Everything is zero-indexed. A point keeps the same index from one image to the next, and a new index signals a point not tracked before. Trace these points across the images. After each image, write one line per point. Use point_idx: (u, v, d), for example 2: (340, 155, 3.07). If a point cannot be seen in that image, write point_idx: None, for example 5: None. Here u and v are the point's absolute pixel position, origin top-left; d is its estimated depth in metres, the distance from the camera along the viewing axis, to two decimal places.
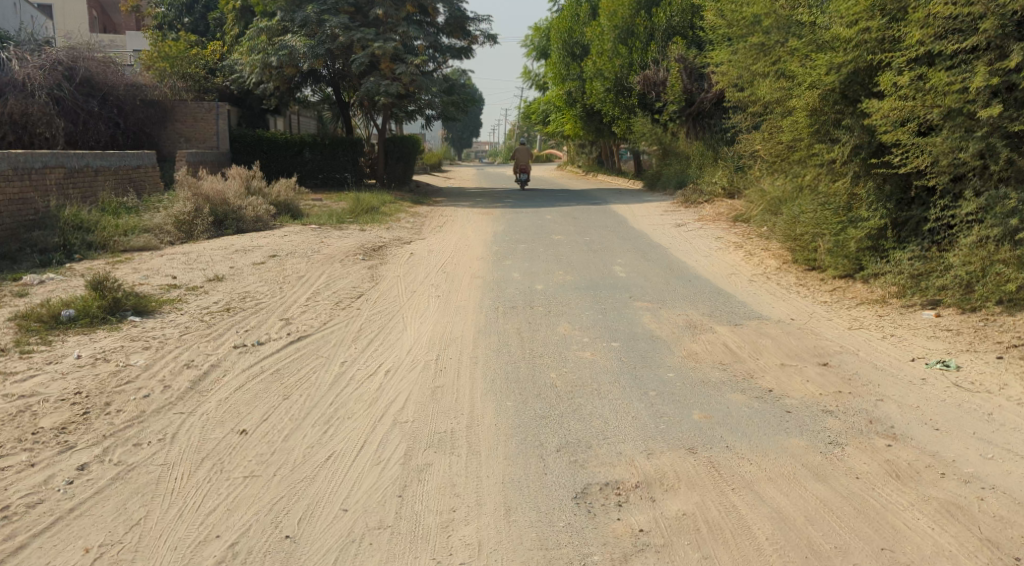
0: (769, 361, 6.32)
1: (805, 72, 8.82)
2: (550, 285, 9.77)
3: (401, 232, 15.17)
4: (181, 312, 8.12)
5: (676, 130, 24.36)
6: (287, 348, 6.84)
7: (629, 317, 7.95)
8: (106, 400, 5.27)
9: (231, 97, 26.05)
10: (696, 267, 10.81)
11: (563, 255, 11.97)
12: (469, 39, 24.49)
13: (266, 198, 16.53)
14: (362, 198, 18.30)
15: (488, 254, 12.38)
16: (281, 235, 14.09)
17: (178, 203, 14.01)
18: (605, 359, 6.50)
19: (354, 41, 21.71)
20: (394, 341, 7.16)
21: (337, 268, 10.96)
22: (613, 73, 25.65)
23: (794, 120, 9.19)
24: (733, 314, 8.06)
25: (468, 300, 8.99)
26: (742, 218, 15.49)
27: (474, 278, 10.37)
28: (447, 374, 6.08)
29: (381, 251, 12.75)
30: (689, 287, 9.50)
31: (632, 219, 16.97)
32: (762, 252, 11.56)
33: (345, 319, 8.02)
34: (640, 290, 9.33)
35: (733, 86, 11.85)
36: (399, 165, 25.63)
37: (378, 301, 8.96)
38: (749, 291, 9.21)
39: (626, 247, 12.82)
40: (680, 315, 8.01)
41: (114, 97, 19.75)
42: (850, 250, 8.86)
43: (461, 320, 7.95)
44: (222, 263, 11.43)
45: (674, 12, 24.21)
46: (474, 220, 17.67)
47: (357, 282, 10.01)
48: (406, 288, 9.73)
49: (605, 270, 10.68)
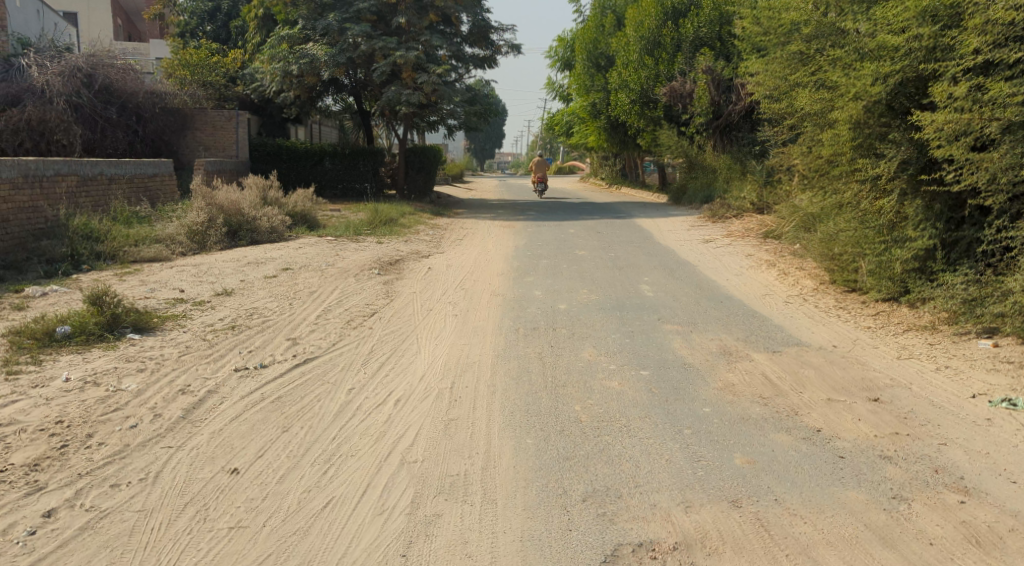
0: (814, 395, 5.77)
1: (848, 82, 8.29)
2: (573, 304, 9.28)
3: (419, 245, 14.75)
4: (183, 329, 7.70)
5: (703, 142, 23.87)
6: (292, 372, 6.39)
7: (658, 342, 7.44)
8: (88, 431, 4.84)
9: (252, 106, 25.86)
10: (727, 287, 10.27)
11: (587, 272, 11.48)
12: (493, 48, 24.13)
13: (281, 208, 16.19)
14: (381, 210, 17.92)
15: (509, 269, 11.90)
16: (296, 246, 13.69)
17: (192, 213, 13.70)
18: (634, 390, 5.97)
19: (376, 49, 21.38)
20: (406, 366, 6.68)
21: (351, 283, 10.52)
22: (638, 85, 25.00)
23: (835, 133, 8.66)
24: (769, 340, 7.52)
25: (487, 320, 8.52)
26: (772, 235, 14.93)
27: (494, 296, 9.89)
28: (462, 405, 5.60)
29: (398, 265, 12.32)
30: (721, 309, 8.96)
31: (658, 234, 16.44)
32: (796, 272, 11.01)
33: (355, 340, 7.57)
34: (669, 311, 8.81)
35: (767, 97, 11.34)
36: (421, 175, 25.14)
37: (392, 319, 8.50)
38: (786, 315, 8.67)
39: (653, 264, 12.31)
40: (713, 341, 7.48)
41: (133, 105, 19.54)
42: (895, 272, 8.30)
43: (479, 342, 7.49)
44: (232, 276, 11.03)
45: (701, 23, 23.71)
46: (495, 233, 17.23)
47: (371, 299, 9.56)
48: (421, 305, 9.27)
49: (631, 288, 10.19)
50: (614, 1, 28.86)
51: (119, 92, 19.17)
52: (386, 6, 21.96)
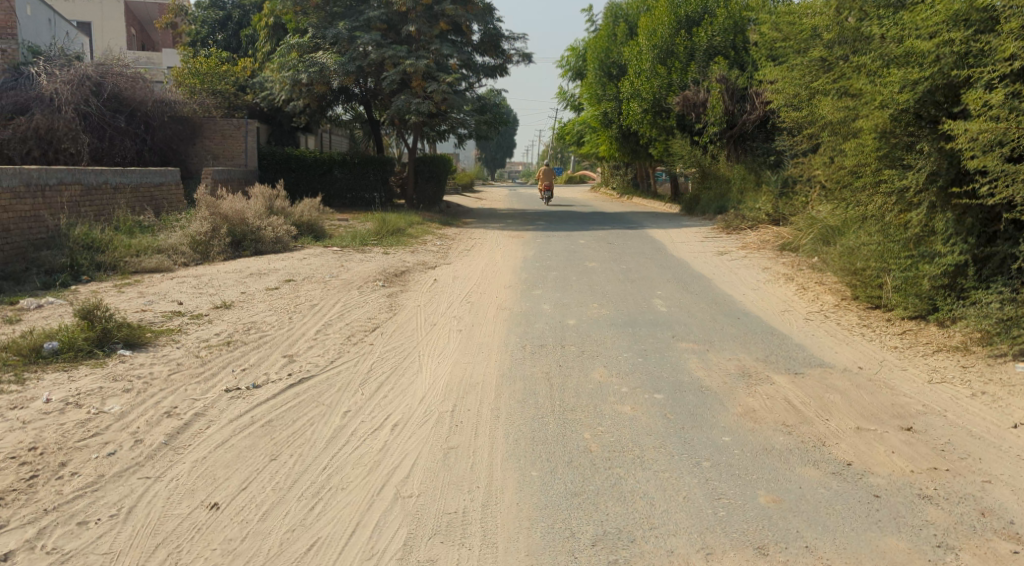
0: (841, 423, 5.40)
1: (875, 90, 7.94)
2: (584, 320, 8.91)
3: (426, 256, 14.43)
4: (177, 345, 7.37)
5: (716, 152, 23.54)
6: (286, 392, 6.05)
7: (674, 362, 7.07)
8: (61, 458, 4.50)
9: (261, 114, 25.67)
10: (744, 302, 9.89)
11: (598, 285, 11.13)
12: (504, 57, 23.84)
13: (287, 217, 15.92)
14: (389, 219, 17.63)
15: (517, 282, 11.56)
16: (301, 257, 13.40)
17: (196, 223, 13.44)
18: (647, 416, 5.59)
19: (385, 58, 21.11)
20: (406, 387, 6.33)
21: (354, 295, 10.21)
22: (651, 94, 24.49)
23: (860, 142, 8.30)
24: (791, 361, 7.14)
25: (494, 336, 8.15)
26: (789, 247, 14.55)
27: (502, 310, 9.55)
28: (463, 431, 5.24)
29: (403, 276, 12.01)
30: (740, 326, 8.57)
31: (671, 246, 16.08)
32: (816, 286, 10.63)
33: (355, 357, 7.21)
34: (685, 328, 8.42)
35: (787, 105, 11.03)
36: (430, 185, 24.82)
37: (394, 335, 8.17)
38: (806, 333, 8.30)
39: (666, 276, 11.94)
40: (732, 361, 7.10)
41: (142, 113, 19.34)
42: (923, 289, 7.94)
43: (485, 360, 7.12)
44: (233, 288, 10.73)
45: (715, 32, 23.52)
46: (504, 243, 16.89)
47: (373, 313, 9.23)
48: (425, 320, 8.93)
49: (644, 303, 9.83)
50: (626, 10, 28.47)
51: (128, 100, 18.97)
52: (397, 14, 21.74)
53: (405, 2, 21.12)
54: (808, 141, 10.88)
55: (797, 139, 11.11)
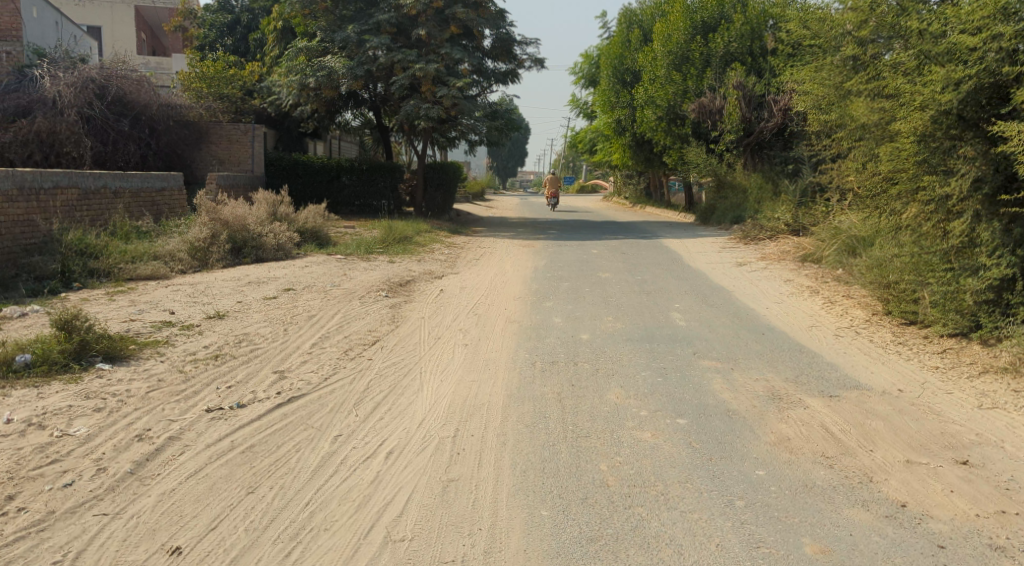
0: (888, 454, 4.85)
1: (914, 90, 7.44)
2: (598, 334, 8.37)
3: (433, 265, 13.93)
4: (161, 359, 6.84)
5: (732, 161, 23.05)
6: (273, 414, 5.52)
7: (696, 381, 6.52)
8: (9, 491, 3.99)
9: (268, 119, 25.28)
10: (768, 317, 9.31)
11: (612, 297, 10.60)
12: (516, 62, 23.36)
13: (291, 224, 15.47)
14: (396, 227, 17.15)
15: (528, 293, 11.04)
16: (302, 265, 12.92)
17: (194, 228, 13.02)
18: (671, 443, 5.04)
19: (395, 62, 20.68)
20: (404, 409, 5.79)
21: (355, 306, 9.70)
22: (665, 101, 24.01)
23: (896, 145, 7.78)
24: (825, 383, 6.57)
25: (502, 352, 7.61)
26: (811, 259, 14.02)
27: (512, 322, 9.02)
28: (465, 461, 4.71)
29: (408, 286, 11.53)
30: (766, 343, 8.00)
31: (687, 256, 15.56)
32: (844, 300, 10.09)
33: (351, 374, 6.67)
34: (706, 344, 7.86)
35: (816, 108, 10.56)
36: (439, 193, 24.32)
37: (394, 350, 7.64)
38: (838, 351, 7.75)
39: (683, 288, 11.41)
40: (759, 382, 6.55)
41: (147, 117, 18.92)
42: (965, 305, 7.41)
43: (492, 378, 6.59)
44: (230, 297, 10.26)
45: (732, 37, 22.95)
46: (514, 252, 16.38)
47: (374, 325, 8.72)
48: (428, 333, 8.41)
49: (661, 316, 9.30)
50: (641, 16, 27.86)
51: (133, 104, 18.56)
52: (406, 17, 21.27)
53: (415, 6, 20.68)
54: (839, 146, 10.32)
55: (826, 143, 10.59)
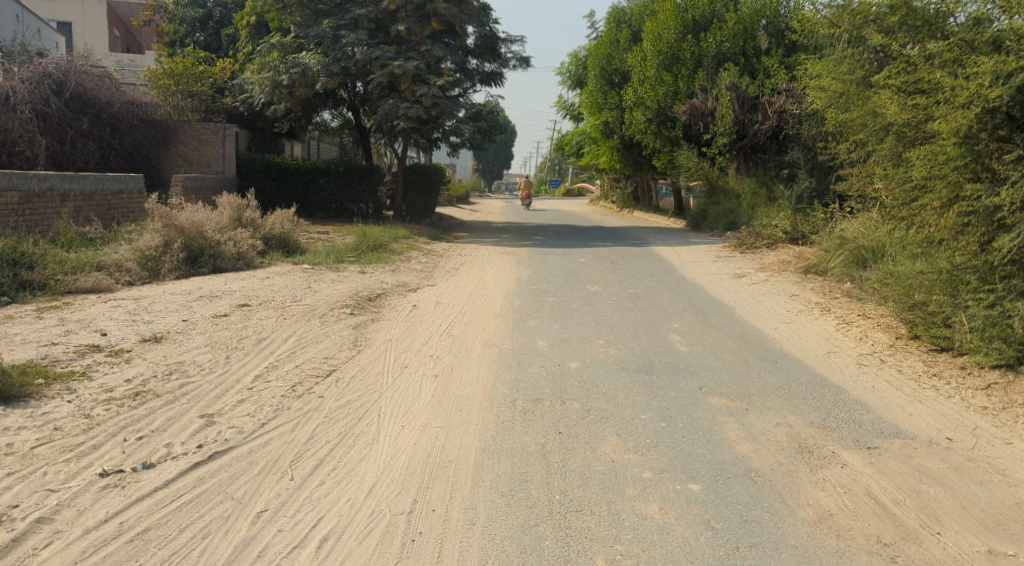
0: (963, 541, 3.89)
1: (956, 84, 6.49)
2: (589, 363, 7.29)
3: (408, 276, 12.81)
4: (67, 398, 5.71)
5: (724, 164, 22.22)
6: (186, 477, 4.43)
7: (707, 430, 5.46)
8: None
9: (241, 119, 24.08)
10: (780, 340, 8.27)
11: (603, 315, 9.55)
12: (500, 62, 22.28)
13: (257, 230, 14.30)
14: (370, 233, 16.02)
15: (510, 309, 9.97)
16: (264, 276, 11.79)
17: (146, 235, 11.90)
18: (686, 522, 4.03)
19: (373, 59, 19.57)
20: (353, 467, 4.72)
21: (314, 326, 8.61)
22: (655, 103, 23.01)
23: (934, 148, 6.77)
24: (860, 429, 5.53)
25: (476, 387, 6.50)
26: (814, 270, 13.08)
27: (492, 347, 7.95)
28: (419, 555, 3.71)
29: (378, 300, 10.46)
30: (784, 376, 6.92)
31: (681, 265, 14.58)
32: (861, 320, 9.11)
33: (295, 419, 5.56)
34: (714, 377, 6.79)
35: (835, 107, 9.57)
36: (420, 196, 23.19)
37: (352, 384, 6.54)
38: (864, 384, 6.75)
39: (681, 304, 10.39)
40: (781, 429, 5.50)
41: (109, 115, 17.65)
42: (1014, 332, 6.46)
43: (463, 424, 5.50)
44: (175, 314, 9.12)
45: (724, 37, 22.06)
46: (497, 262, 15.28)
47: (333, 351, 7.61)
48: (394, 361, 7.32)
49: (660, 339, 8.26)
50: (630, 15, 26.82)
51: (94, 100, 17.34)
52: (386, 13, 20.12)
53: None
54: (858, 149, 9.35)
55: (846, 146, 9.59)
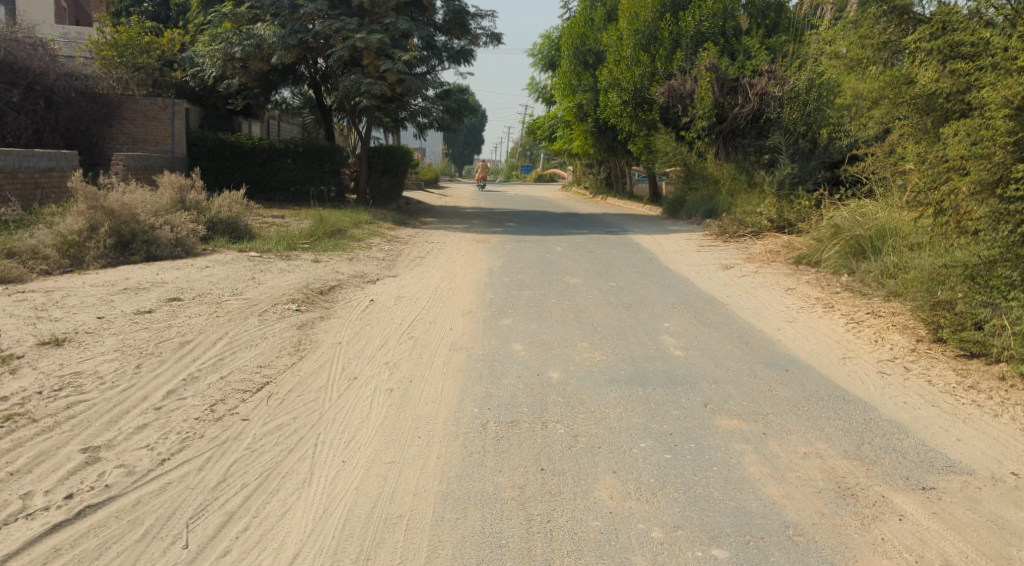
0: None
1: (1010, 48, 5.61)
2: (571, 373, 6.22)
3: (366, 266, 11.62)
4: None
5: (703, 149, 21.28)
6: (36, 549, 3.39)
7: (721, 464, 4.39)
8: None
9: (192, 95, 22.59)
10: (786, 344, 7.27)
11: (584, 313, 8.47)
12: (470, 38, 20.97)
13: (201, 214, 13.01)
14: (329, 218, 14.79)
15: (480, 305, 8.84)
16: (203, 265, 10.51)
17: (68, 219, 10.59)
18: None
19: (333, 31, 18.16)
20: (270, 526, 3.66)
21: (252, 325, 7.42)
22: (631, 85, 21.83)
23: (975, 120, 5.85)
24: (906, 461, 4.49)
25: (438, 407, 5.40)
26: (807, 260, 12.12)
27: (460, 351, 6.85)
28: None
29: (330, 294, 9.29)
30: (801, 388, 5.91)
31: (663, 255, 13.59)
32: (872, 316, 8.13)
33: (207, 452, 4.44)
34: (719, 392, 5.77)
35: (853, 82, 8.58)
36: (385, 179, 21.86)
37: (287, 402, 5.40)
38: (893, 397, 5.73)
39: (670, 301, 9.35)
40: (809, 461, 4.45)
41: (43, 87, 15.98)
42: None
43: (419, 461, 4.41)
44: (89, 311, 7.85)
45: (704, 16, 21.05)
46: (465, 250, 14.14)
47: (269, 357, 6.46)
48: (342, 370, 6.19)
49: (650, 342, 7.22)
50: None
51: (26, 71, 15.67)
52: None
53: None
54: (882, 127, 8.43)
55: (867, 124, 8.60)
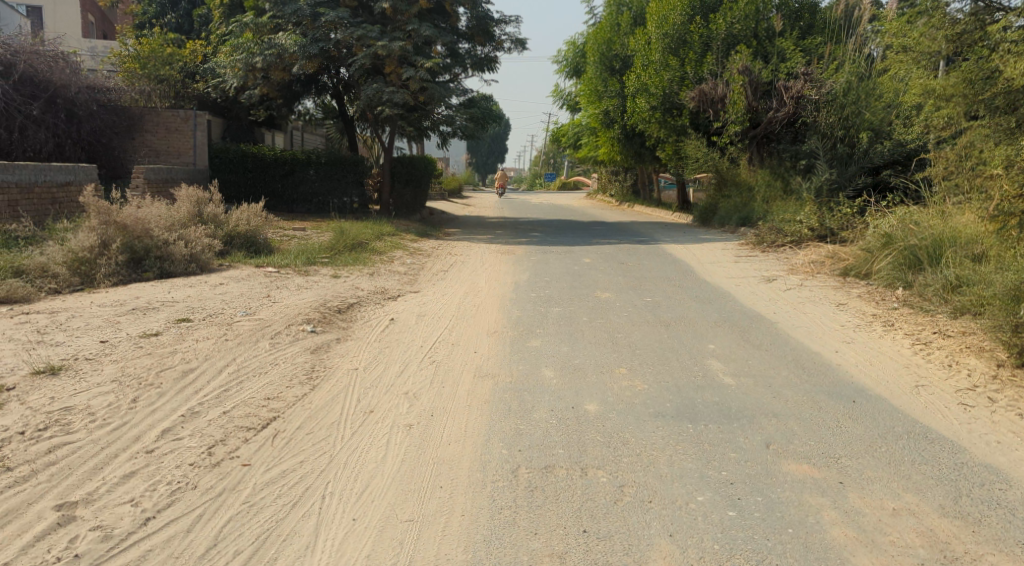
0: None
1: None
2: (611, 406, 5.58)
3: (388, 281, 11.06)
4: None
5: (736, 155, 20.53)
6: None
7: (797, 524, 3.79)
8: None
9: (213, 106, 22.21)
10: (848, 369, 6.56)
11: (621, 334, 7.80)
12: (494, 44, 20.37)
13: (219, 227, 12.53)
14: (349, 230, 14.28)
15: (508, 325, 8.19)
16: (218, 283, 9.99)
17: (80, 235, 10.13)
18: None
19: (354, 39, 17.62)
20: None
21: (263, 350, 6.85)
22: (660, 90, 21.12)
23: None
24: (1017, 520, 3.85)
25: (463, 447, 4.79)
26: (856, 273, 11.36)
27: (486, 379, 6.22)
28: None
29: (349, 313, 8.72)
30: (875, 426, 5.23)
31: (700, 267, 12.90)
32: (941, 337, 7.39)
33: (200, 507, 3.91)
34: (782, 430, 5.12)
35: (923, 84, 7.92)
36: (408, 189, 21.34)
37: (295, 442, 4.82)
38: (982, 436, 5.03)
39: (714, 319, 8.65)
40: (900, 521, 3.84)
41: (64, 100, 15.58)
42: None
43: (440, 524, 3.84)
44: (92, 334, 7.32)
45: (735, 18, 20.30)
46: (490, 262, 13.54)
47: (278, 388, 5.86)
48: (358, 404, 5.57)
49: (698, 368, 6.54)
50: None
51: (48, 83, 15.28)
52: None
53: None
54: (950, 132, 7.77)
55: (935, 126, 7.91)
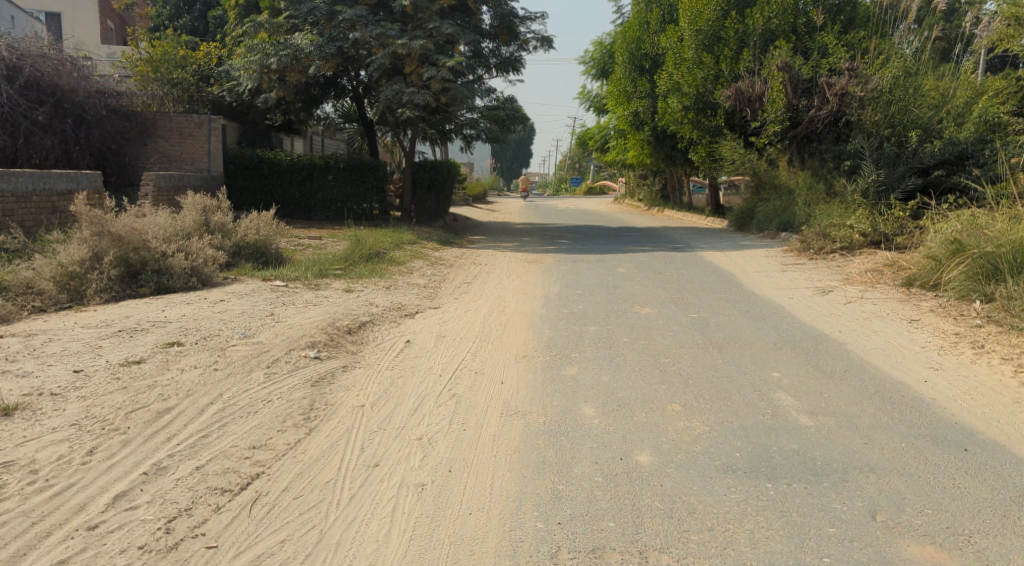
0: None
1: None
2: (668, 457, 4.57)
3: (405, 296, 10.10)
4: None
5: (774, 156, 19.41)
6: None
7: None
8: None
9: (228, 111, 21.43)
10: (946, 406, 5.51)
11: (669, 360, 6.74)
12: (519, 43, 19.40)
13: (227, 237, 11.65)
14: (366, 240, 13.38)
15: (537, 349, 7.17)
16: (219, 300, 9.09)
17: (70, 248, 9.32)
18: None
19: (373, 38, 16.71)
20: None
21: (256, 384, 5.89)
22: (693, 89, 20.01)
23: None
24: None
25: (488, 520, 3.86)
26: (924, 284, 10.21)
27: (516, 420, 5.22)
28: None
29: (361, 335, 7.74)
30: (1002, 487, 4.20)
31: (744, 277, 11.85)
32: None
33: None
34: (887, 493, 4.11)
35: None
36: (431, 195, 20.39)
37: (282, 510, 3.92)
38: None
39: (773, 340, 7.57)
40: None
41: (71, 104, 14.77)
42: None
43: None
44: (68, 362, 6.41)
45: (773, 12, 19.00)
46: (516, 273, 12.55)
47: (268, 433, 4.90)
48: (361, 455, 4.60)
49: (766, 405, 5.49)
50: None
51: (54, 87, 14.42)
52: None
53: None
54: None
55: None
